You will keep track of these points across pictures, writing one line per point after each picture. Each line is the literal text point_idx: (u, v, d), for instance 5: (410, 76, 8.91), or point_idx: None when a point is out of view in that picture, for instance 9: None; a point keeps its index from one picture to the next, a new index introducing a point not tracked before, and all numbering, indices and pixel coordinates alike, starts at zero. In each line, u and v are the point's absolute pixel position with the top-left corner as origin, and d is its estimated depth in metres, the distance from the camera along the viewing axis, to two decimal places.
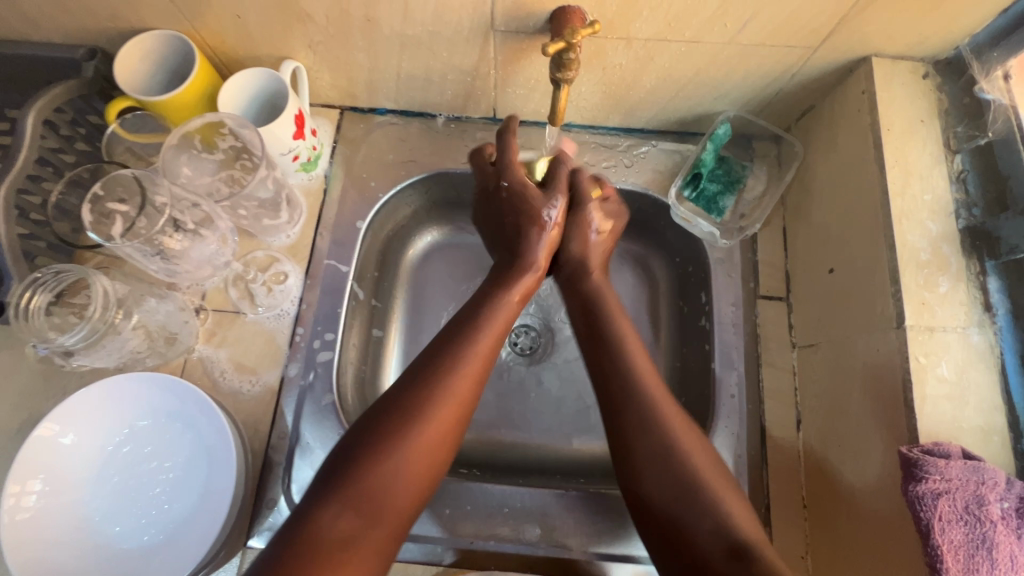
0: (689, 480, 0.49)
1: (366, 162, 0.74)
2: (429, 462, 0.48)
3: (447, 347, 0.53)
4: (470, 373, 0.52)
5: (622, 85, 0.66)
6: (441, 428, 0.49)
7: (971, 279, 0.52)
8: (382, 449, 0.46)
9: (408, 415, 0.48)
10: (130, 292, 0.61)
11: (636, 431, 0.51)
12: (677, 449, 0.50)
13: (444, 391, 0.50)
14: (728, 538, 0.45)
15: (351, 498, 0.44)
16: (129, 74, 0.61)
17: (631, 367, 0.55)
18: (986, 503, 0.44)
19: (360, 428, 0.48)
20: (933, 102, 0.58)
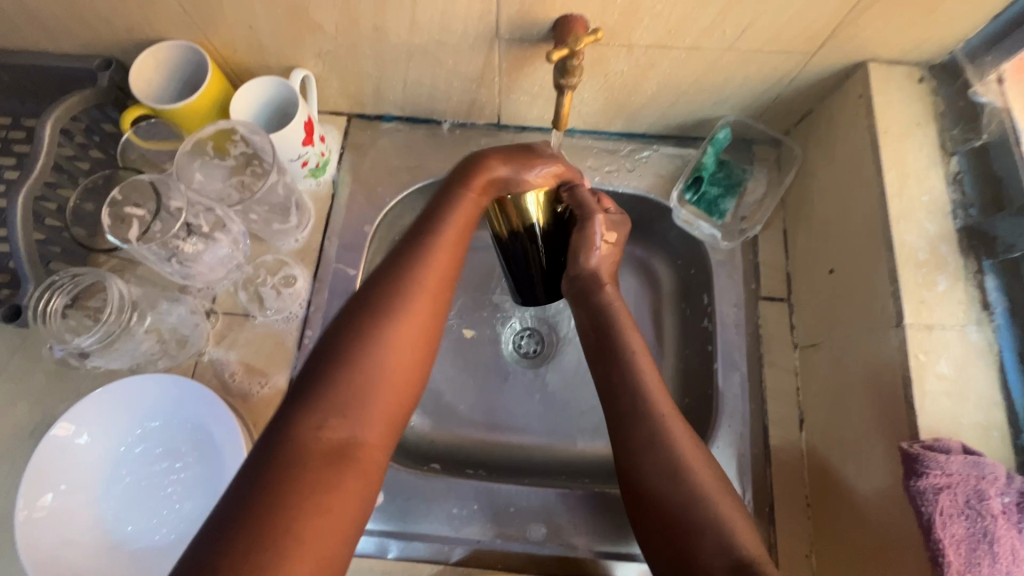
0: (693, 494, 0.47)
1: (373, 169, 0.76)
2: (409, 364, 0.46)
3: (406, 254, 0.50)
4: (434, 276, 0.49)
5: (624, 91, 0.67)
6: (415, 330, 0.47)
7: (969, 278, 0.53)
8: (354, 354, 0.44)
9: (377, 319, 0.46)
10: (144, 295, 0.64)
11: (643, 444, 0.50)
12: (681, 461, 0.48)
13: (411, 294, 0.47)
14: (732, 555, 0.43)
15: (334, 404, 0.42)
16: (144, 83, 0.63)
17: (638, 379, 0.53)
18: (987, 497, 0.44)
19: (328, 337, 0.45)
20: (929, 105, 0.59)
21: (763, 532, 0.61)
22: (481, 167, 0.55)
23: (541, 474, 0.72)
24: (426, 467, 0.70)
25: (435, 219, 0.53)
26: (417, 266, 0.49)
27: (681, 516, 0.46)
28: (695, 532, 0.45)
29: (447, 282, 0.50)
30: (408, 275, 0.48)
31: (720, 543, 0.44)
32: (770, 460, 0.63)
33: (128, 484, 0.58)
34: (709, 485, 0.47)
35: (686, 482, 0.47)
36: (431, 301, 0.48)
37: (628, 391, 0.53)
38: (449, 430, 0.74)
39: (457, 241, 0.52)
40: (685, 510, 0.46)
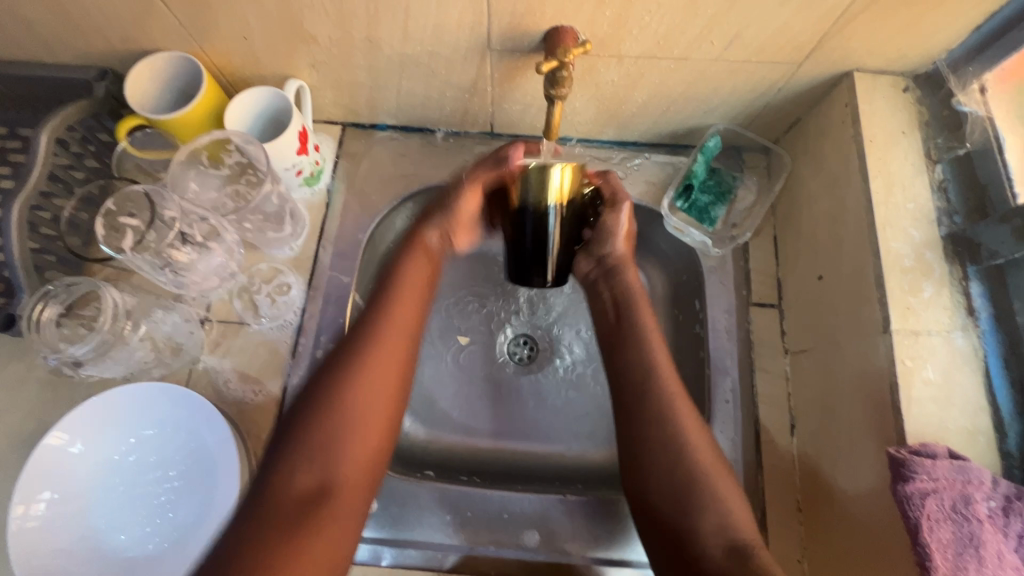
0: (696, 476, 0.51)
1: (367, 177, 0.76)
2: (375, 416, 0.51)
3: (370, 311, 0.56)
4: (396, 330, 0.55)
5: (615, 100, 0.68)
6: (382, 380, 0.52)
7: (954, 284, 0.54)
8: (323, 409, 0.49)
9: (345, 374, 0.51)
10: (138, 304, 0.64)
11: (650, 420, 0.54)
12: (688, 447, 0.52)
13: (376, 350, 0.53)
14: (729, 538, 0.47)
15: (307, 454, 0.48)
16: (139, 94, 0.64)
17: (648, 358, 0.58)
18: (973, 502, 0.45)
19: (305, 393, 0.52)
20: (914, 114, 0.60)
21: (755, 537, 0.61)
22: (421, 228, 0.63)
23: (535, 480, 0.72)
24: (420, 474, 0.70)
25: (396, 276, 0.59)
26: (380, 323, 0.55)
27: (685, 497, 0.50)
28: (695, 509, 0.49)
29: (409, 334, 0.56)
30: (371, 332, 0.54)
31: (718, 527, 0.48)
32: (762, 465, 0.63)
33: (122, 492, 0.58)
34: (710, 470, 0.51)
35: (692, 467, 0.51)
36: (394, 354, 0.54)
37: (637, 369, 0.58)
38: (443, 437, 0.75)
39: (413, 298, 0.58)
40: (688, 493, 0.50)
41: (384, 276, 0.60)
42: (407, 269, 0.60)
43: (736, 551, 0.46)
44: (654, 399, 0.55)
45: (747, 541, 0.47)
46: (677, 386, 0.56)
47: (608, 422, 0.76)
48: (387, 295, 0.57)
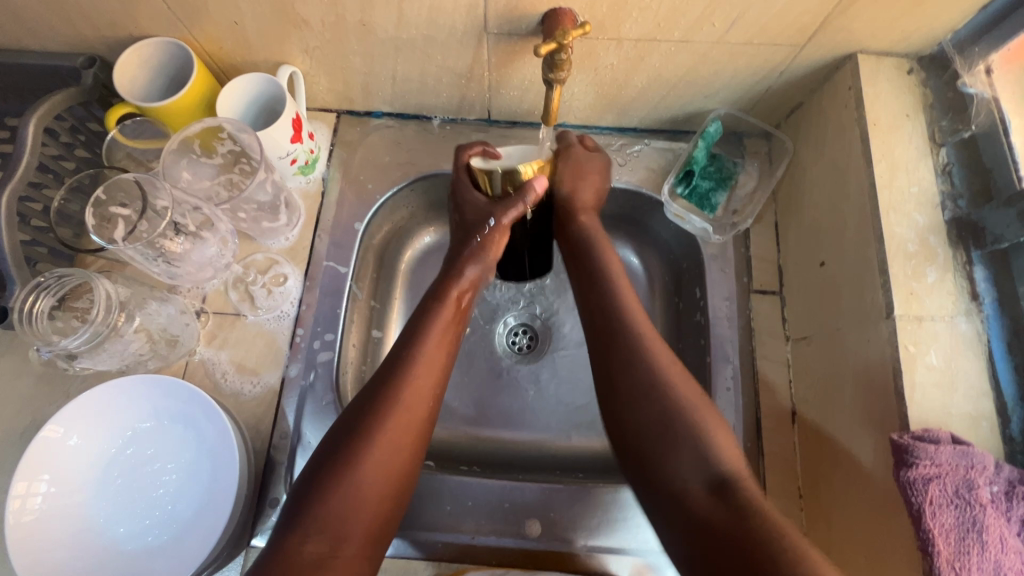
0: (680, 407, 0.49)
1: (363, 165, 0.75)
2: (393, 481, 0.50)
3: (398, 366, 0.54)
4: (423, 390, 0.53)
5: (615, 85, 0.67)
6: (398, 447, 0.50)
7: (957, 269, 0.53)
8: (343, 474, 0.48)
9: (367, 435, 0.49)
10: (132, 296, 0.62)
11: (633, 372, 0.52)
12: (669, 383, 0.51)
13: (400, 409, 0.51)
14: (710, 473, 0.46)
15: (319, 522, 0.46)
16: (128, 82, 0.62)
17: (621, 307, 0.57)
18: (976, 487, 0.45)
19: (326, 448, 0.50)
20: (917, 97, 0.60)
21: None
22: (456, 275, 0.61)
23: (535, 470, 0.72)
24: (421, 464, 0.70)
25: (422, 328, 0.57)
26: (407, 378, 0.53)
27: (668, 433, 0.49)
28: (681, 447, 0.48)
29: (430, 395, 0.54)
30: (398, 389, 0.52)
31: (699, 463, 0.47)
32: (762, 452, 0.63)
33: (120, 485, 0.58)
34: (693, 401, 0.50)
35: (673, 397, 0.50)
36: (418, 416, 0.52)
37: (614, 317, 0.56)
38: (442, 428, 0.74)
39: (437, 355, 0.56)
40: (671, 428, 0.49)
41: (410, 325, 0.58)
42: (433, 322, 0.57)
43: (719, 486, 0.45)
44: (630, 349, 0.53)
45: (730, 473, 0.46)
46: (653, 334, 0.55)
47: None
48: (414, 346, 0.55)
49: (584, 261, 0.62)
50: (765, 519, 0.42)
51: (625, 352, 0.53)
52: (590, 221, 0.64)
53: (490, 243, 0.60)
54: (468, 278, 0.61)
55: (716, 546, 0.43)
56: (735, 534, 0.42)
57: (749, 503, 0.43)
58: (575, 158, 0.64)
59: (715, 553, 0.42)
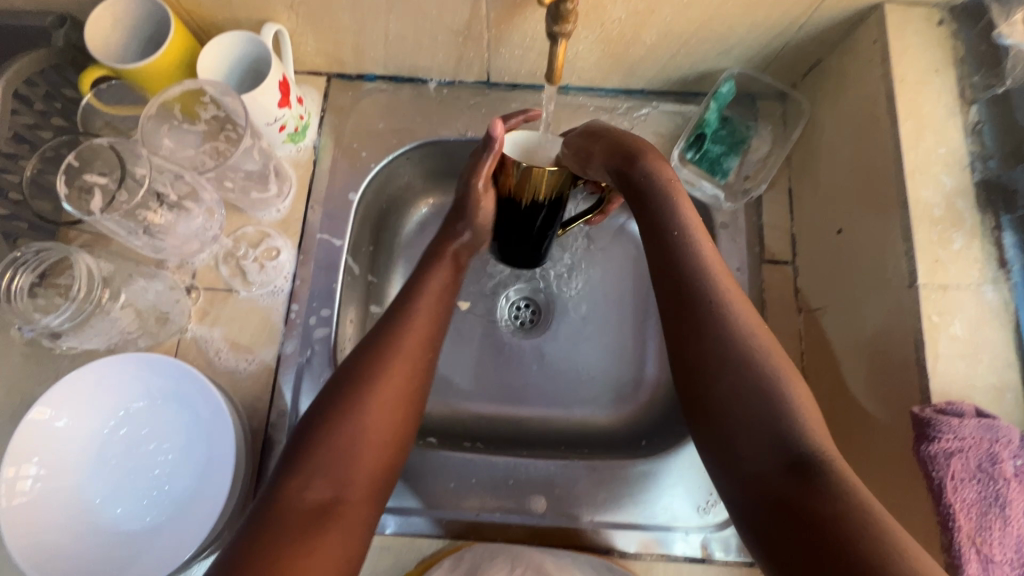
0: (763, 377, 0.45)
1: (356, 133, 0.72)
2: (392, 430, 0.49)
3: (391, 321, 0.54)
4: (416, 341, 0.53)
5: (622, 42, 0.63)
6: (395, 395, 0.50)
7: (985, 235, 0.50)
8: (340, 422, 0.47)
9: (363, 384, 0.49)
10: (116, 272, 0.60)
11: (705, 340, 0.48)
12: (755, 359, 0.46)
13: (394, 360, 0.51)
14: (791, 453, 0.42)
15: (319, 469, 0.45)
16: (101, 42, 0.57)
17: (693, 257, 0.50)
18: (1000, 460, 0.43)
19: (320, 399, 0.49)
20: (949, 50, 0.55)
21: None
22: (449, 233, 0.63)
23: (539, 446, 0.70)
24: (423, 441, 0.68)
25: (416, 289, 0.57)
26: (399, 331, 0.53)
27: (748, 406, 0.45)
28: (758, 423, 0.44)
29: (427, 347, 0.53)
30: (393, 340, 0.52)
31: (777, 441, 0.43)
32: None
33: (115, 465, 0.56)
34: (781, 373, 0.46)
35: (755, 370, 0.46)
36: (412, 365, 0.52)
37: (679, 262, 0.51)
38: (444, 404, 0.72)
39: (436, 308, 0.56)
40: (753, 403, 0.45)
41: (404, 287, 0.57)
42: (427, 281, 0.58)
43: (800, 468, 0.41)
44: (703, 309, 0.48)
45: (816, 456, 0.42)
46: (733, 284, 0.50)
47: (614, 385, 0.74)
48: (406, 304, 0.55)
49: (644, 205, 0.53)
50: (850, 505, 0.38)
51: (703, 310, 0.48)
52: (650, 166, 0.54)
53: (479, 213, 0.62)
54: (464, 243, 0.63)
55: (796, 528, 0.39)
56: (812, 522, 0.38)
57: (831, 491, 0.39)
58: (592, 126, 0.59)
59: (794, 530, 0.39)
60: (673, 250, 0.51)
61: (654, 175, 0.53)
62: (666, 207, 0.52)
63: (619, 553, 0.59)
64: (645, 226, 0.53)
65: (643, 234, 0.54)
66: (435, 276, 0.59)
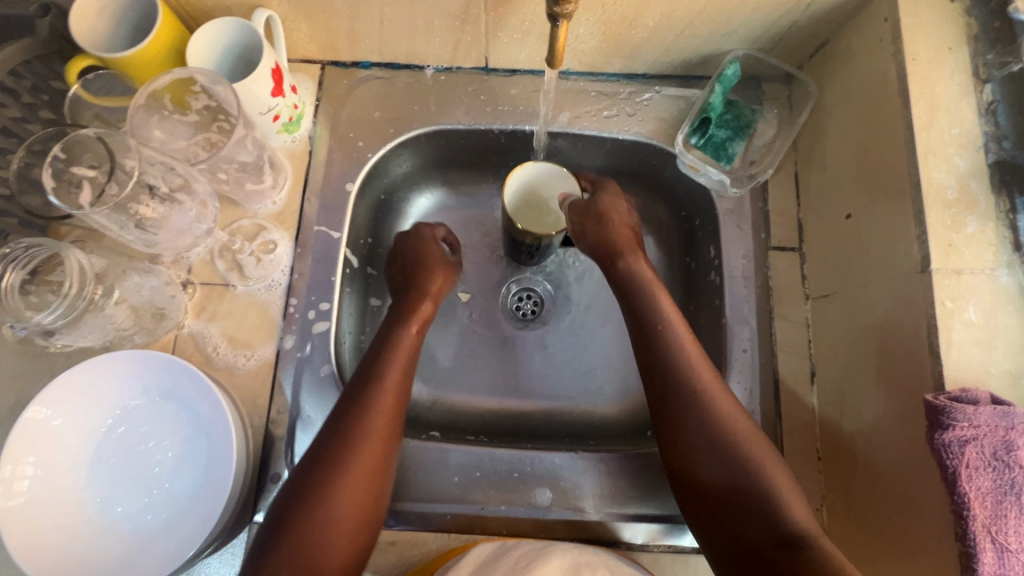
0: (746, 459, 0.51)
1: (352, 121, 0.70)
2: (360, 506, 0.51)
3: (349, 409, 0.54)
4: (378, 430, 0.53)
5: (624, 24, 0.61)
6: (362, 472, 0.51)
7: (1000, 218, 0.49)
8: (302, 518, 0.48)
9: (329, 465, 0.51)
10: (110, 267, 0.58)
11: (690, 432, 0.53)
12: (740, 442, 0.51)
13: (357, 450, 0.52)
14: (779, 529, 0.47)
15: (289, 553, 0.47)
16: (88, 29, 0.55)
17: (673, 354, 0.56)
18: (1015, 448, 0.42)
19: (285, 494, 0.50)
20: (962, 27, 0.54)
21: None
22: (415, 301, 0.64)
23: (544, 438, 0.69)
24: (426, 435, 0.67)
25: (377, 372, 0.57)
26: (361, 420, 0.53)
27: (739, 489, 0.50)
28: (748, 506, 0.49)
29: (394, 421, 0.55)
30: (358, 417, 0.53)
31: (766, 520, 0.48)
32: (781, 415, 0.62)
33: (114, 464, 0.56)
34: (761, 453, 0.51)
35: (740, 453, 0.51)
36: (376, 453, 0.53)
37: (666, 357, 0.56)
38: (446, 397, 0.72)
39: (399, 381, 0.57)
40: (744, 486, 0.50)
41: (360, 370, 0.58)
42: (389, 362, 0.58)
43: (790, 543, 0.46)
44: (687, 402, 0.54)
45: (802, 532, 0.47)
46: (711, 371, 0.55)
47: (619, 376, 0.73)
48: (367, 389, 0.55)
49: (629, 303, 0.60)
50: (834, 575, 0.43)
51: (684, 405, 0.54)
52: (630, 263, 0.61)
53: (431, 286, 0.66)
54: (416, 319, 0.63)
55: None
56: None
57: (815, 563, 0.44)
58: (606, 205, 0.64)
59: None
60: (655, 344, 0.57)
61: (635, 272, 0.61)
62: (649, 305, 0.59)
63: (626, 545, 0.59)
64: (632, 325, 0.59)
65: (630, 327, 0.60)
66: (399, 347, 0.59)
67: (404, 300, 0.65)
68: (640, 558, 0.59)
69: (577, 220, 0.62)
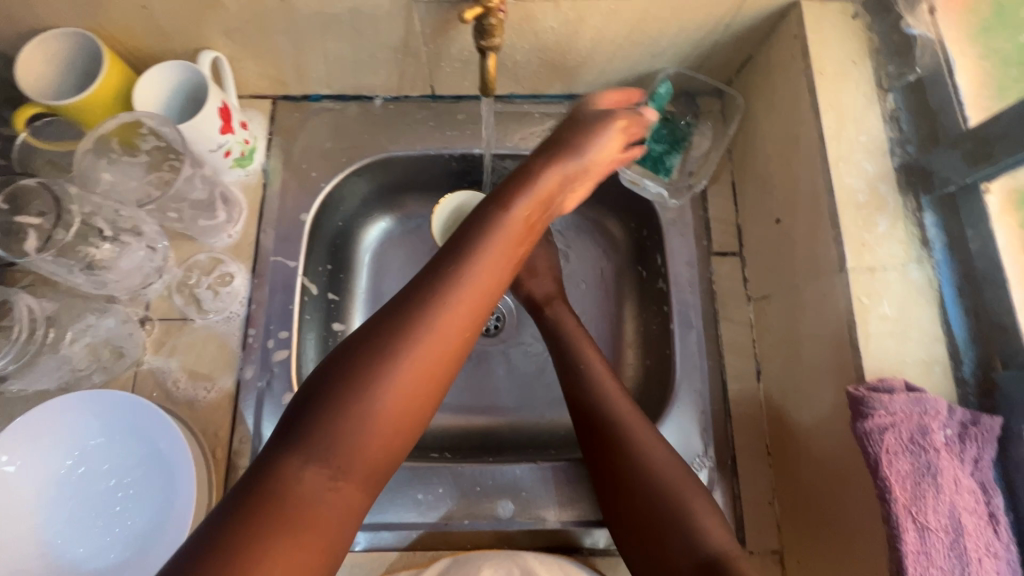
0: (661, 487, 0.53)
1: (305, 153, 0.72)
2: (451, 348, 0.43)
3: (442, 275, 0.45)
4: (462, 311, 0.44)
5: (558, 50, 0.64)
6: (465, 312, 0.44)
7: (908, 217, 0.53)
8: (353, 387, 0.40)
9: (422, 301, 0.43)
10: (62, 309, 0.61)
11: (617, 462, 0.55)
12: (654, 468, 0.54)
13: (458, 289, 0.44)
14: (698, 554, 0.49)
15: (346, 404, 0.40)
16: (34, 80, 0.57)
17: (599, 388, 0.60)
18: (930, 432, 0.45)
19: (322, 375, 0.41)
20: (864, 42, 0.58)
21: (727, 483, 0.62)
22: (568, 148, 0.55)
23: (507, 451, 0.71)
24: None
25: (471, 253, 0.46)
26: (467, 265, 0.45)
27: (657, 514, 0.52)
28: (667, 530, 0.51)
29: (505, 265, 0.48)
30: (467, 255, 0.46)
31: (688, 548, 0.50)
32: (731, 413, 0.65)
33: (74, 505, 0.56)
34: (675, 483, 0.53)
35: (654, 483, 0.53)
36: (473, 305, 0.45)
37: (591, 391, 0.60)
38: None
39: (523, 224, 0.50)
40: (659, 512, 0.52)
41: (466, 225, 0.48)
42: (498, 228, 0.48)
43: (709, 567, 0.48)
44: (614, 434, 0.57)
45: (718, 554, 0.49)
46: (626, 402, 0.59)
47: None
48: (463, 257, 0.46)
49: (555, 348, 0.65)
50: None
51: (611, 436, 0.57)
52: (556, 313, 0.68)
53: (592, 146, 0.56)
54: (560, 171, 0.54)
55: None
56: None
57: None
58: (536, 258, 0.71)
59: None
60: (585, 379, 0.61)
61: (561, 323, 0.67)
62: (571, 344, 0.64)
63: (589, 551, 0.62)
64: (560, 360, 0.64)
65: (559, 364, 0.64)
66: (543, 182, 0.52)
67: (556, 144, 0.55)
68: (601, 563, 0.61)
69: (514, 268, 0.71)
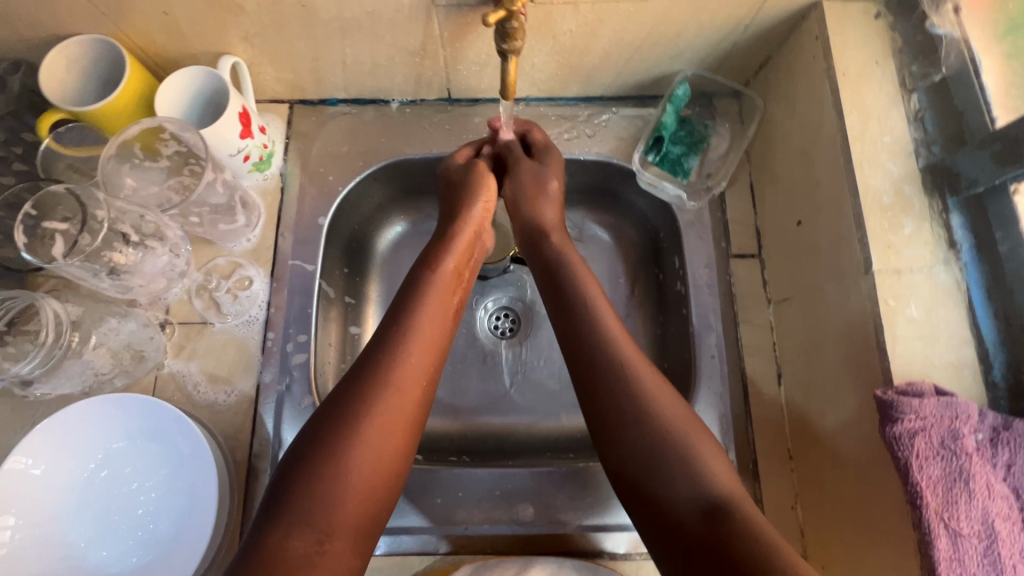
0: (665, 430, 0.49)
1: (322, 157, 0.72)
2: (407, 412, 0.49)
3: (380, 349, 0.51)
4: (411, 374, 0.50)
5: (576, 52, 0.64)
6: (413, 376, 0.51)
7: (934, 218, 0.52)
8: (324, 460, 0.45)
9: (375, 376, 0.49)
10: (87, 314, 0.60)
11: (616, 404, 0.51)
12: (651, 408, 0.51)
13: (404, 359, 0.51)
14: (702, 498, 0.46)
15: (320, 476, 0.44)
16: (58, 87, 0.58)
17: (599, 327, 0.56)
18: (961, 436, 0.44)
19: (294, 454, 0.46)
20: (886, 42, 0.57)
21: (748, 487, 0.62)
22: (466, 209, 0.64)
23: (524, 455, 0.71)
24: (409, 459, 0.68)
25: (410, 327, 0.53)
26: (406, 339, 0.52)
27: (658, 455, 0.48)
28: (668, 473, 0.48)
29: (441, 325, 0.55)
30: (403, 328, 0.53)
31: (692, 492, 0.46)
32: (751, 416, 0.64)
33: (97, 510, 0.56)
34: (678, 424, 0.50)
35: (658, 422, 0.50)
36: (419, 371, 0.51)
37: (586, 327, 0.56)
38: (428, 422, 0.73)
39: (449, 288, 0.58)
40: (661, 453, 0.48)
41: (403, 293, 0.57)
42: (425, 296, 0.56)
43: (712, 511, 0.45)
44: (612, 374, 0.53)
45: (723, 498, 0.46)
46: (628, 339, 0.55)
47: None
48: (403, 330, 0.53)
49: (550, 283, 0.61)
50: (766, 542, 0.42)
51: (610, 377, 0.53)
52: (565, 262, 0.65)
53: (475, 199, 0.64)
54: (468, 230, 0.63)
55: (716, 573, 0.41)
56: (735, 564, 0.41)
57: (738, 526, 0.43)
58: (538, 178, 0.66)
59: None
60: (580, 316, 0.57)
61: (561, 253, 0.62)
62: (569, 278, 0.60)
63: (608, 555, 0.60)
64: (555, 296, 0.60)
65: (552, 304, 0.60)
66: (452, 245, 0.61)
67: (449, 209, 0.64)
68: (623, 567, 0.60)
69: (517, 194, 0.66)
